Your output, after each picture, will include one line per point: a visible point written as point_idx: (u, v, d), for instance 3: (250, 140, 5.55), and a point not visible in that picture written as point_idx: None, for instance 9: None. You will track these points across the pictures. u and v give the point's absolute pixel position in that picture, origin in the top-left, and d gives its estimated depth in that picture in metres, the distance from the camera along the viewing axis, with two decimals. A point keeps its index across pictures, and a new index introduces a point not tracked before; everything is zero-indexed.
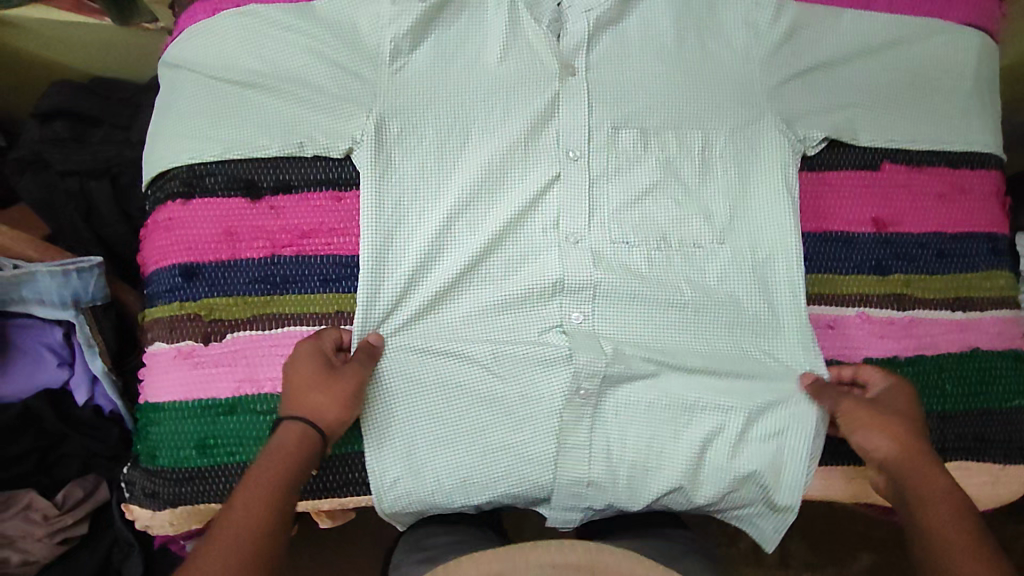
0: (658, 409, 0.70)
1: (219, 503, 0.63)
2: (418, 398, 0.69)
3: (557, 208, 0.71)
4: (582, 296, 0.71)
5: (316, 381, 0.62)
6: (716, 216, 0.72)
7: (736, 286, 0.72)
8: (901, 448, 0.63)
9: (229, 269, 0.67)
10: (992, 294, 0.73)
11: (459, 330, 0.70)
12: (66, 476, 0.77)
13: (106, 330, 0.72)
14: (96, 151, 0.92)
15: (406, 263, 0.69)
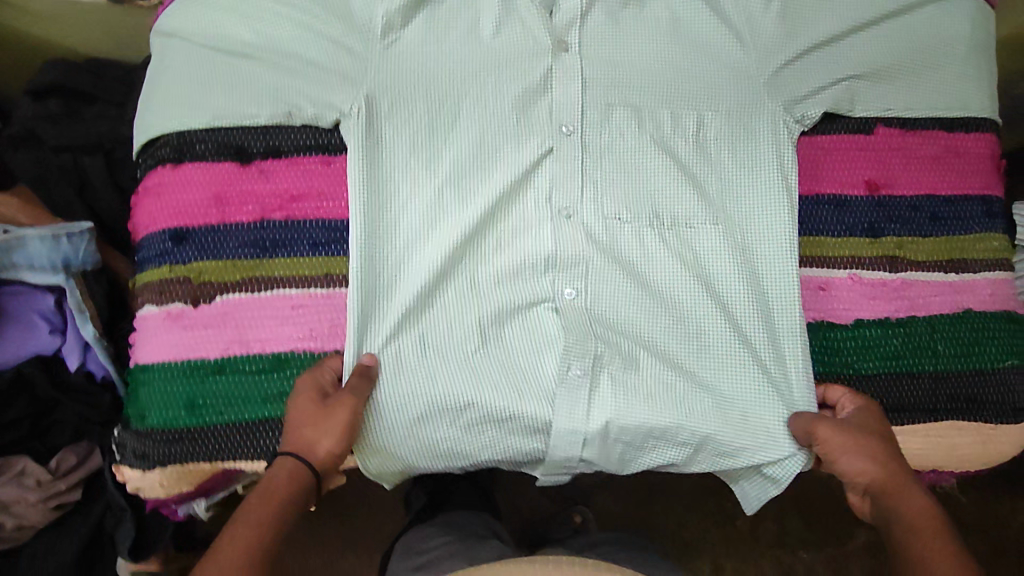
0: (656, 390, 0.69)
1: (209, 463, 0.64)
2: (410, 375, 0.68)
3: (549, 183, 0.71)
4: (575, 273, 0.71)
5: (310, 415, 0.61)
6: (707, 189, 0.72)
7: (726, 259, 0.72)
8: (878, 472, 0.63)
9: (218, 233, 0.66)
10: (985, 256, 0.73)
11: (450, 306, 0.70)
12: (58, 442, 0.79)
13: (97, 295, 0.71)
14: (89, 127, 0.93)
15: (396, 237, 0.69)
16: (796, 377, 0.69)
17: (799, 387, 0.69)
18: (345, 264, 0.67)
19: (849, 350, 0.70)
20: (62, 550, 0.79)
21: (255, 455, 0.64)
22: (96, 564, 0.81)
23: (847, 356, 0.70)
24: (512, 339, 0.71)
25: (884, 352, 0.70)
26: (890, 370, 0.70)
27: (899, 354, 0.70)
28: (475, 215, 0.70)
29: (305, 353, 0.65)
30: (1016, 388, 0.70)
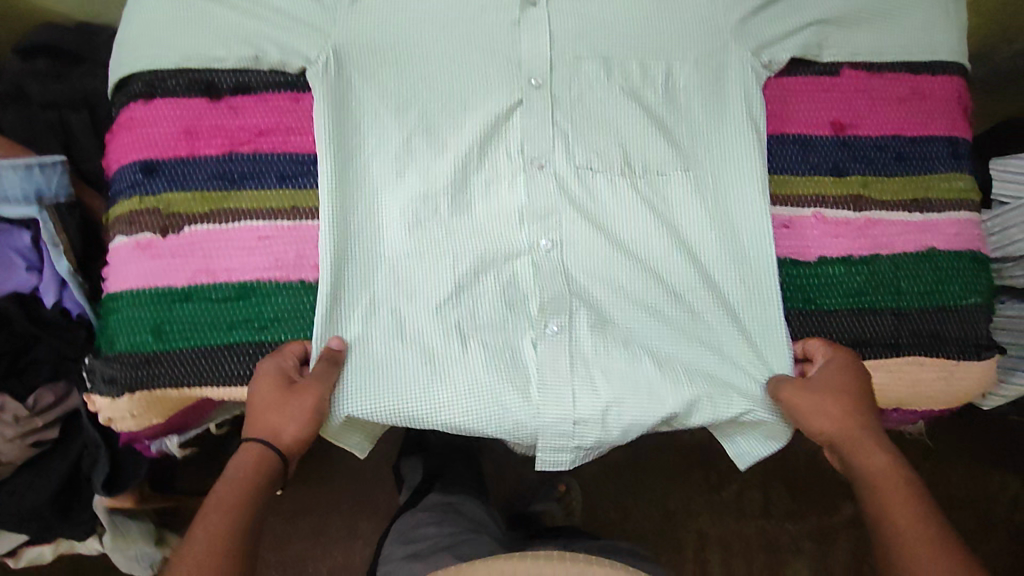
0: (629, 334, 0.71)
1: (174, 387, 0.66)
2: (383, 318, 0.69)
3: (520, 134, 0.72)
4: (550, 224, 0.72)
5: (271, 400, 0.63)
6: (678, 138, 0.73)
7: (699, 211, 0.72)
8: (843, 429, 0.65)
9: (187, 165, 0.68)
10: (950, 196, 0.73)
11: (426, 254, 0.70)
12: (36, 381, 0.80)
13: (70, 229, 0.73)
14: (76, 83, 0.94)
15: (368, 182, 0.70)
16: (765, 325, 0.70)
17: (768, 335, 0.70)
18: (312, 197, 0.68)
19: (812, 288, 0.71)
20: (41, 487, 0.82)
21: (223, 380, 0.65)
22: (73, 504, 0.86)
23: (810, 293, 0.71)
24: (485, 298, 0.71)
25: (847, 290, 0.71)
26: (852, 307, 0.70)
27: (862, 290, 0.70)
28: (443, 172, 0.71)
29: (271, 282, 0.67)
30: (977, 324, 0.71)
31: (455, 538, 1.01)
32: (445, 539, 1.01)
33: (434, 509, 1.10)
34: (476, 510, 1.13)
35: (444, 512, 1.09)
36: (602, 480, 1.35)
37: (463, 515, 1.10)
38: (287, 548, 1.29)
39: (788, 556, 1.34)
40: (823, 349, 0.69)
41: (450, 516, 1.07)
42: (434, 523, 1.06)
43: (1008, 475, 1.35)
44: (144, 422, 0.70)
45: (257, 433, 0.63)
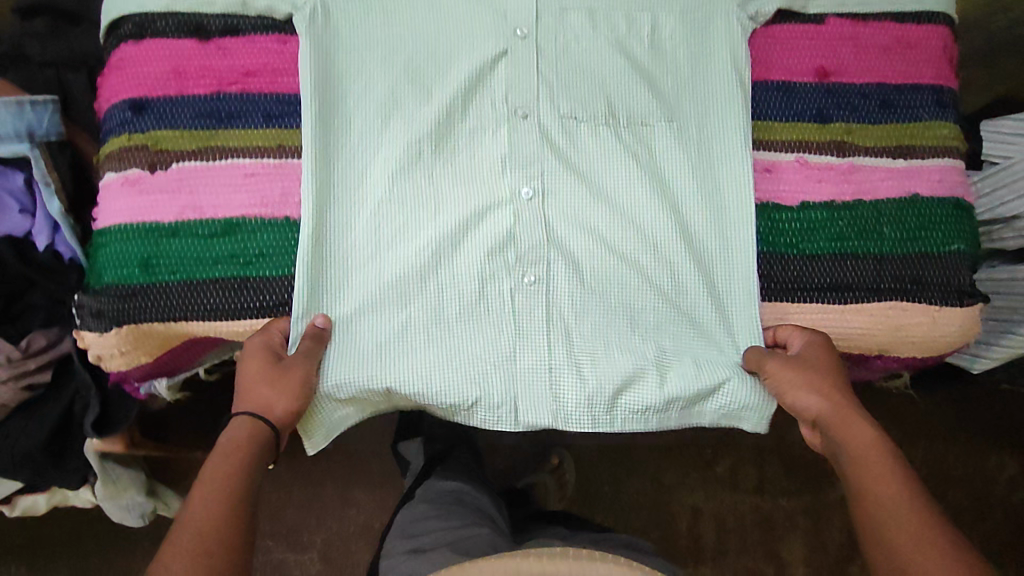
0: (607, 284, 0.72)
1: (162, 321, 0.67)
2: (361, 264, 0.70)
3: (505, 84, 0.72)
4: (531, 173, 0.71)
5: (260, 375, 0.64)
6: (662, 88, 0.73)
7: (680, 161, 0.72)
8: (833, 406, 0.64)
9: (175, 104, 0.69)
10: (935, 143, 0.73)
11: (406, 202, 0.70)
12: (30, 326, 0.81)
13: (62, 168, 0.75)
14: (76, 43, 0.87)
15: (351, 129, 0.71)
16: (741, 271, 0.71)
17: (744, 281, 0.71)
18: (297, 137, 0.69)
19: (794, 232, 0.71)
20: (33, 433, 0.81)
21: (208, 314, 0.67)
22: (66, 452, 0.85)
23: (791, 237, 0.71)
24: (467, 245, 0.71)
25: (829, 234, 0.71)
26: (833, 251, 0.71)
27: (843, 235, 0.71)
28: (427, 117, 0.71)
29: (256, 218, 0.67)
30: (960, 271, 0.71)
31: (461, 531, 0.93)
32: (449, 534, 0.92)
33: (437, 500, 1.01)
34: (483, 498, 1.04)
35: (447, 502, 1.00)
36: (595, 455, 1.33)
37: (469, 506, 1.00)
38: (282, 514, 1.29)
39: (779, 532, 1.32)
40: (795, 333, 0.70)
41: (454, 508, 0.98)
42: (437, 516, 0.96)
43: (1006, 456, 1.31)
44: (133, 359, 0.71)
45: (246, 407, 0.63)
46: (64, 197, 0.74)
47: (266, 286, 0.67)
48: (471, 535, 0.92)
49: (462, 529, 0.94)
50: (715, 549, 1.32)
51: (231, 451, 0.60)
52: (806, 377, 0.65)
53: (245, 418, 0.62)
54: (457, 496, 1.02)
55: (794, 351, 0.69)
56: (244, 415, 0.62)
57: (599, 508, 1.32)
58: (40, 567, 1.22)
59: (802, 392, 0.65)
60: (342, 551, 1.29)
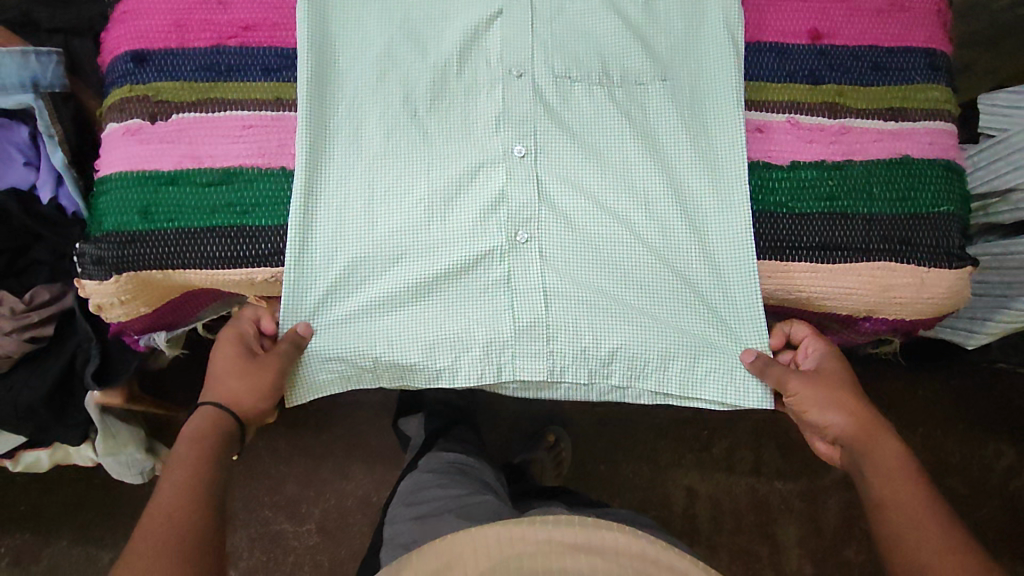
0: (601, 240, 0.71)
1: (160, 268, 0.68)
2: (351, 221, 0.69)
3: (500, 44, 0.72)
4: (525, 132, 0.71)
5: (229, 369, 0.70)
6: (656, 48, 0.74)
7: (672, 122, 0.73)
8: (857, 426, 0.68)
9: (177, 57, 0.70)
10: (927, 106, 0.73)
11: (398, 159, 0.70)
12: (34, 283, 0.83)
13: (66, 121, 0.76)
14: (84, 9, 0.86)
15: (345, 87, 0.71)
16: (734, 232, 0.71)
17: (737, 241, 0.71)
18: (294, 90, 0.71)
19: (785, 191, 0.71)
20: (36, 385, 0.81)
21: (202, 262, 0.68)
22: (67, 406, 0.85)
23: (782, 196, 0.71)
24: (460, 202, 0.70)
25: (819, 194, 0.71)
26: (823, 210, 0.71)
27: (833, 195, 0.71)
28: (422, 74, 0.72)
29: (253, 168, 0.69)
30: (950, 232, 0.71)
31: (466, 498, 0.92)
32: (453, 501, 0.91)
33: (440, 470, 0.99)
34: (485, 471, 1.03)
35: (452, 471, 0.98)
36: (592, 433, 1.31)
37: (471, 477, 0.99)
38: (282, 488, 1.27)
39: (776, 514, 1.29)
40: (812, 345, 0.73)
41: (455, 477, 0.97)
42: (440, 484, 0.95)
43: (1003, 443, 1.31)
44: (133, 309, 0.73)
45: (213, 400, 0.69)
46: (69, 150, 0.76)
47: (260, 233, 0.68)
48: (475, 502, 0.91)
49: (466, 496, 0.92)
50: (710, 531, 1.29)
51: (199, 443, 0.67)
52: (831, 395, 0.69)
53: (213, 409, 0.69)
54: (461, 466, 1.01)
55: (810, 364, 0.72)
56: (210, 406, 0.70)
57: (596, 486, 1.30)
58: (46, 531, 1.25)
59: (829, 410, 0.69)
60: (340, 526, 1.27)
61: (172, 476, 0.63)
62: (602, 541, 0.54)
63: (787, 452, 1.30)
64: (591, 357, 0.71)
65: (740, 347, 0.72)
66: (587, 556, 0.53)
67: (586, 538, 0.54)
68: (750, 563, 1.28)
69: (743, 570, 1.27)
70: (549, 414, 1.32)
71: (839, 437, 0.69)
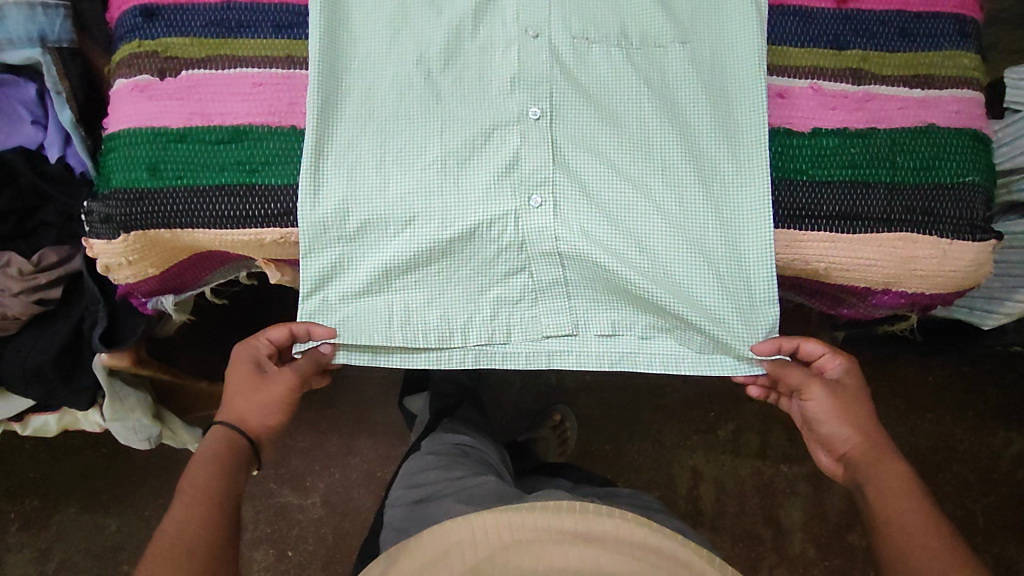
0: (616, 203, 0.70)
1: (167, 227, 0.68)
2: (363, 180, 0.68)
3: (516, 3, 0.70)
4: (540, 94, 0.69)
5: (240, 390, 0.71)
6: (677, 8, 0.71)
7: (691, 87, 0.71)
8: (870, 447, 0.68)
9: (187, 12, 0.69)
10: (954, 73, 0.71)
11: (410, 119, 0.69)
12: (43, 244, 0.81)
13: (73, 77, 0.75)
14: None
15: (358, 45, 0.70)
16: (750, 200, 0.69)
17: (752, 210, 0.69)
18: (305, 47, 0.69)
19: (805, 158, 0.70)
20: (44, 347, 0.81)
21: (210, 221, 0.67)
22: (74, 369, 0.85)
23: (801, 164, 0.70)
24: (473, 164, 0.69)
25: (839, 162, 0.69)
26: (844, 178, 0.69)
27: (854, 164, 0.69)
28: (435, 33, 0.70)
29: (262, 126, 0.68)
30: (973, 204, 0.69)
31: (468, 481, 0.88)
32: (454, 485, 0.88)
33: (442, 451, 0.96)
34: (491, 453, 0.99)
35: (453, 453, 0.95)
36: (597, 412, 1.31)
37: (474, 458, 0.96)
38: (286, 460, 1.27)
39: (781, 498, 1.28)
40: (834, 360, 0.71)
41: (460, 460, 0.93)
42: (440, 467, 0.92)
43: (1013, 431, 1.29)
44: (140, 270, 0.72)
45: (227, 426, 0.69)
46: (78, 108, 0.76)
47: (269, 192, 0.67)
48: (476, 485, 0.87)
49: (467, 479, 0.89)
50: (714, 512, 1.28)
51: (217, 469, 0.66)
52: (847, 413, 0.69)
53: (227, 432, 0.69)
54: (462, 448, 0.98)
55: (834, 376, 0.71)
56: (224, 427, 0.69)
57: (601, 465, 1.29)
58: (53, 498, 1.25)
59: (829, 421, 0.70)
60: (344, 500, 1.27)
61: (185, 501, 0.63)
62: (604, 531, 0.53)
63: (794, 434, 1.29)
64: (604, 311, 0.73)
65: (751, 320, 0.70)
66: (590, 547, 0.52)
67: (589, 529, 0.53)
68: (753, 546, 1.27)
69: (745, 552, 1.27)
70: (555, 392, 1.31)
71: (848, 455, 0.69)
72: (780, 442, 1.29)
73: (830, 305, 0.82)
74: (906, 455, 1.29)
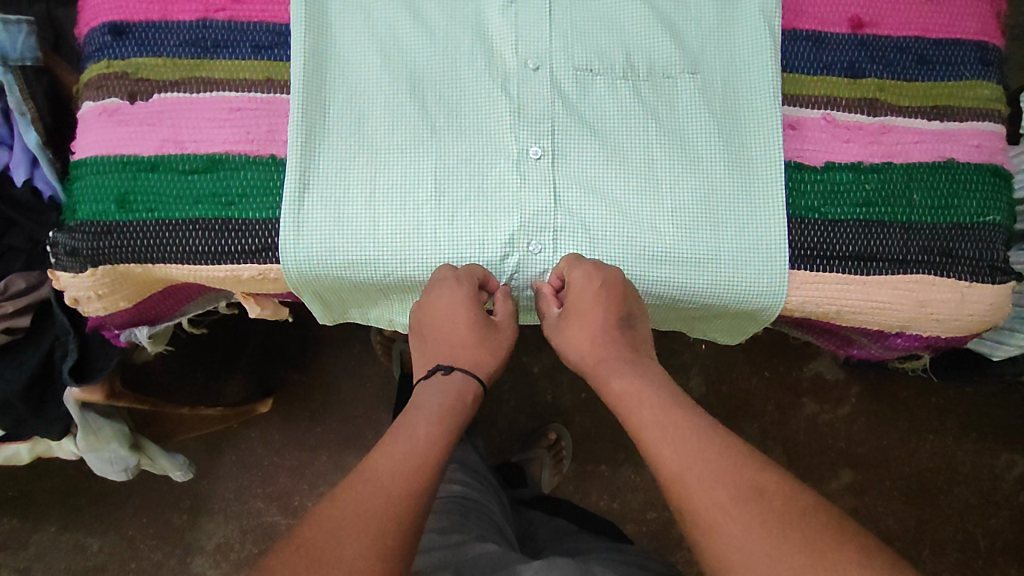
0: (622, 249, 0.63)
1: (137, 261, 0.63)
2: (350, 220, 0.62)
3: (515, 34, 0.66)
4: (541, 131, 0.64)
5: (457, 304, 0.59)
6: (685, 36, 0.67)
7: (701, 120, 0.66)
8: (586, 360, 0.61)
9: (160, 31, 0.65)
10: (975, 105, 0.67)
11: (402, 153, 0.63)
12: (9, 270, 0.76)
13: (38, 96, 0.71)
14: None
15: (344, 72, 0.65)
16: (762, 242, 0.64)
17: (763, 252, 0.64)
18: (286, 70, 0.65)
19: (818, 195, 0.65)
20: (10, 378, 0.75)
21: (183, 256, 0.63)
22: (45, 399, 0.80)
23: (814, 200, 0.65)
24: (468, 203, 0.63)
25: (854, 200, 0.65)
26: (857, 217, 0.65)
27: (869, 201, 0.65)
28: (427, 61, 0.66)
29: (240, 155, 0.63)
30: (993, 244, 0.65)
31: (466, 549, 0.77)
32: (450, 553, 0.76)
33: (438, 508, 0.87)
34: (489, 509, 0.93)
35: (452, 512, 0.86)
36: (594, 431, 1.26)
37: (473, 520, 0.86)
38: (273, 479, 1.20)
39: None
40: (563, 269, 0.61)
41: (458, 520, 0.84)
42: (437, 530, 0.81)
43: (1017, 453, 1.26)
44: (110, 303, 0.68)
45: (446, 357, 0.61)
46: (42, 129, 0.71)
47: (245, 227, 0.62)
48: (473, 554, 0.75)
49: (466, 546, 0.77)
50: None
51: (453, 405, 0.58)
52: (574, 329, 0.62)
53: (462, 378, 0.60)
54: (463, 505, 0.89)
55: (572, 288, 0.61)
56: (459, 373, 0.60)
57: (597, 486, 1.25)
58: (31, 518, 1.21)
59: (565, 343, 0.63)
60: None
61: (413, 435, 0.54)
62: None
63: (794, 451, 1.26)
64: None
65: None
66: None
67: None
68: None
69: None
70: (550, 411, 1.26)
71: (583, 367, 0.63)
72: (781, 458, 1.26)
73: (840, 343, 0.78)
74: (907, 476, 1.25)
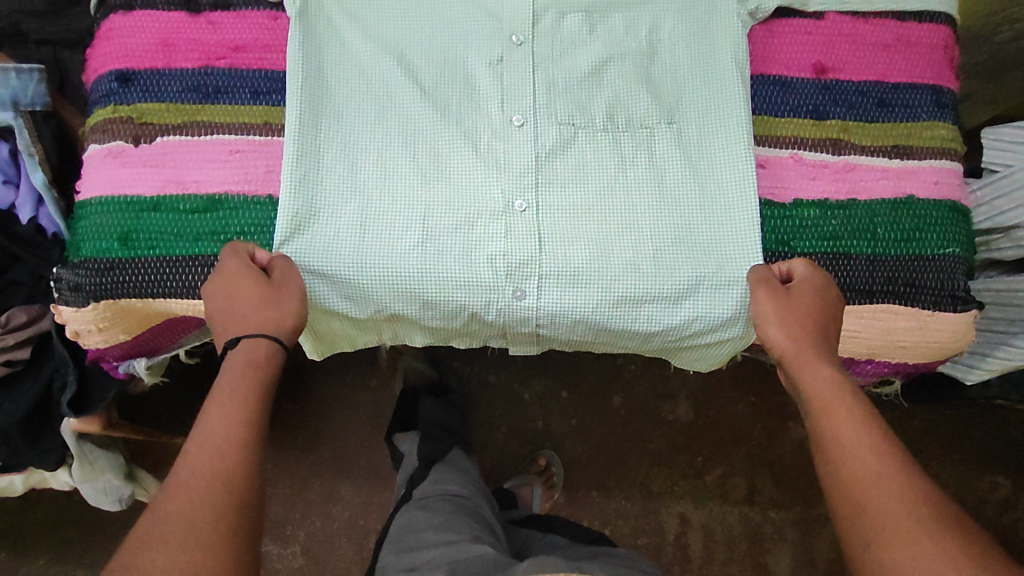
0: (602, 292, 0.67)
1: (137, 296, 0.66)
2: (343, 266, 0.65)
3: (500, 90, 0.70)
4: (525, 183, 0.68)
5: (228, 283, 0.60)
6: (662, 93, 0.71)
7: (676, 169, 0.69)
8: (795, 345, 0.61)
9: (163, 77, 0.68)
10: (934, 144, 0.72)
11: (395, 202, 0.67)
12: (11, 303, 0.78)
13: (46, 139, 0.75)
14: (72, 21, 0.84)
15: (337, 125, 0.68)
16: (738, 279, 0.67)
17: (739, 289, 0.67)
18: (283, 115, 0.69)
19: (787, 230, 0.69)
20: (9, 410, 0.77)
21: (183, 291, 0.66)
22: (43, 429, 0.81)
23: (784, 235, 0.69)
24: (455, 253, 0.66)
25: (821, 233, 0.69)
26: (824, 250, 0.69)
27: (835, 235, 0.69)
28: (418, 114, 0.69)
29: (239, 195, 0.66)
30: (954, 274, 0.69)
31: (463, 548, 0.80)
32: (449, 553, 0.80)
33: (434, 508, 0.91)
34: (485, 511, 0.95)
35: (447, 511, 0.90)
36: (584, 457, 1.27)
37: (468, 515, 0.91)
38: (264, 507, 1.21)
39: (769, 543, 1.26)
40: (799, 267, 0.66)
41: (455, 520, 0.87)
42: (436, 528, 0.86)
43: (998, 475, 1.28)
44: (110, 336, 0.70)
45: (240, 331, 0.58)
46: (48, 169, 0.74)
47: None
48: (472, 554, 0.79)
49: (464, 545, 0.81)
50: (702, 559, 1.25)
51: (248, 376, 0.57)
52: (790, 314, 0.62)
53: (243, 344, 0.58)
54: (457, 504, 0.93)
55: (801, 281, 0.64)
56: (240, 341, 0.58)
57: (587, 511, 1.26)
58: (21, 551, 1.20)
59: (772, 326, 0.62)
60: (324, 549, 1.20)
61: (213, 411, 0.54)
62: None
63: (782, 476, 1.28)
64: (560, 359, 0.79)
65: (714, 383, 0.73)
66: None
67: None
68: None
69: None
70: (541, 437, 1.28)
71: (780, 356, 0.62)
72: (768, 481, 1.27)
73: None
74: None
